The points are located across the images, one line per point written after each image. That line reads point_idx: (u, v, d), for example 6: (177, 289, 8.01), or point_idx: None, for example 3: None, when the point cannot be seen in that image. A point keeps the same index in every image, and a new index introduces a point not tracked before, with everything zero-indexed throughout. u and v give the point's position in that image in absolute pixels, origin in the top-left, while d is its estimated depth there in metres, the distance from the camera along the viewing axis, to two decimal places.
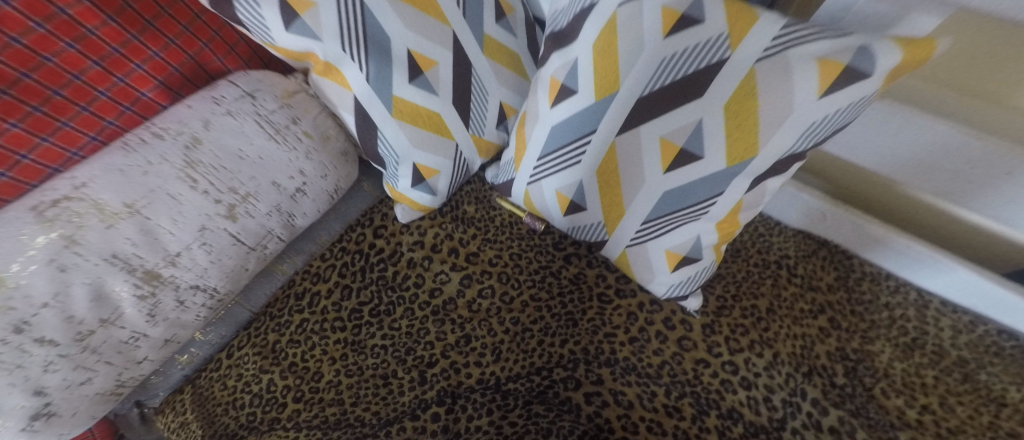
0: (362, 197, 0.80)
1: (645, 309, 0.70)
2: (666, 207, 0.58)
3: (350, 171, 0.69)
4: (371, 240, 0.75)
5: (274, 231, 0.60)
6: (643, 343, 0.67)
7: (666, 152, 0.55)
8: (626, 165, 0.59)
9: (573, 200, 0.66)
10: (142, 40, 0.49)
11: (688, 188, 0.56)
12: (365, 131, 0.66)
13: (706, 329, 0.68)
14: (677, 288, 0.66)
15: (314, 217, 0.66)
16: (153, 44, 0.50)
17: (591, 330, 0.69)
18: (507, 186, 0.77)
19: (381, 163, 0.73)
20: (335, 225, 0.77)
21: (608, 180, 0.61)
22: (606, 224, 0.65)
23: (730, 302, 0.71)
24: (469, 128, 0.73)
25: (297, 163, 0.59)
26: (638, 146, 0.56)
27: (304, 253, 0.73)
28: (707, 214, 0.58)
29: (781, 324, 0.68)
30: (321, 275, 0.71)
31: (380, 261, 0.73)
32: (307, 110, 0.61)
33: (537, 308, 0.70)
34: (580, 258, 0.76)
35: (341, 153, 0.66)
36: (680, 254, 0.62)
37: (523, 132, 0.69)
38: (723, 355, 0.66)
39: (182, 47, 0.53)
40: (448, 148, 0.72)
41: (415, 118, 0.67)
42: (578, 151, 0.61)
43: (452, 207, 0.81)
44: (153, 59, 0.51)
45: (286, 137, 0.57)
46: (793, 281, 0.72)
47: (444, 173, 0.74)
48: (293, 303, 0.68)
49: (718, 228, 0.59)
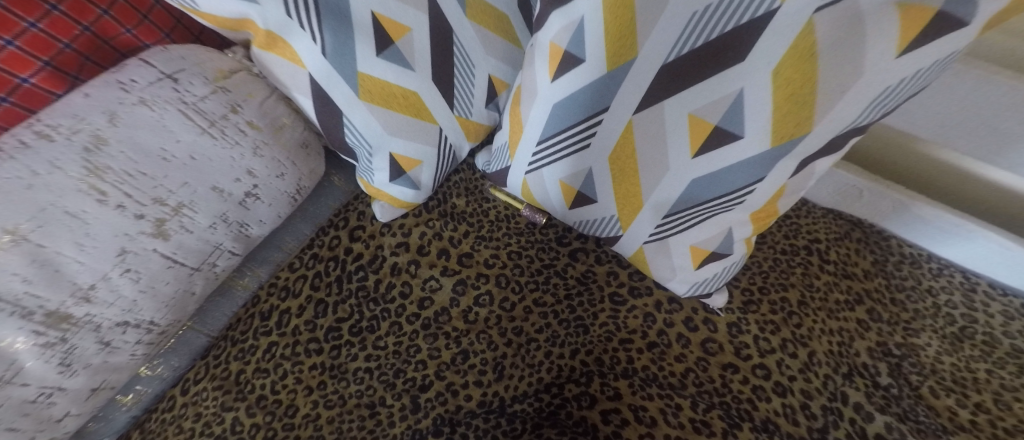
0: (333, 194, 0.70)
1: (663, 310, 0.63)
2: (692, 198, 0.49)
3: (316, 167, 0.58)
4: (348, 245, 0.65)
5: (224, 245, 0.50)
6: (664, 348, 0.60)
7: (695, 132, 0.45)
8: (644, 149, 0.49)
9: (580, 191, 0.58)
10: (8, 5, 0.36)
11: (721, 175, 0.46)
12: (327, 117, 0.55)
13: (732, 329, 0.61)
14: (700, 285, 0.58)
15: (274, 224, 0.55)
16: (25, 11, 0.37)
17: (604, 336, 0.61)
18: (501, 175, 0.67)
19: (353, 155, 0.62)
20: (303, 228, 0.66)
21: (622, 167, 0.52)
22: (620, 218, 0.56)
23: (757, 296, 0.63)
24: (453, 109, 0.62)
25: (243, 161, 0.48)
26: (660, 125, 0.47)
27: (269, 263, 0.63)
28: (742, 204, 0.49)
29: (815, 318, 0.61)
30: (290, 289, 0.61)
31: (359, 269, 0.63)
32: (250, 93, 0.50)
33: (543, 314, 0.62)
34: (588, 255, 0.68)
35: (300, 145, 0.55)
36: (707, 250, 0.54)
37: (518, 112, 0.58)
38: (753, 357, 0.59)
39: (71, 15, 0.40)
40: (430, 133, 0.61)
41: (388, 100, 0.55)
42: (588, 132, 0.52)
43: (439, 201, 0.71)
44: (30, 32, 0.38)
45: (225, 131, 0.46)
46: (825, 269, 0.65)
47: (427, 163, 0.63)
48: (258, 324, 0.59)
49: (752, 219, 0.50)
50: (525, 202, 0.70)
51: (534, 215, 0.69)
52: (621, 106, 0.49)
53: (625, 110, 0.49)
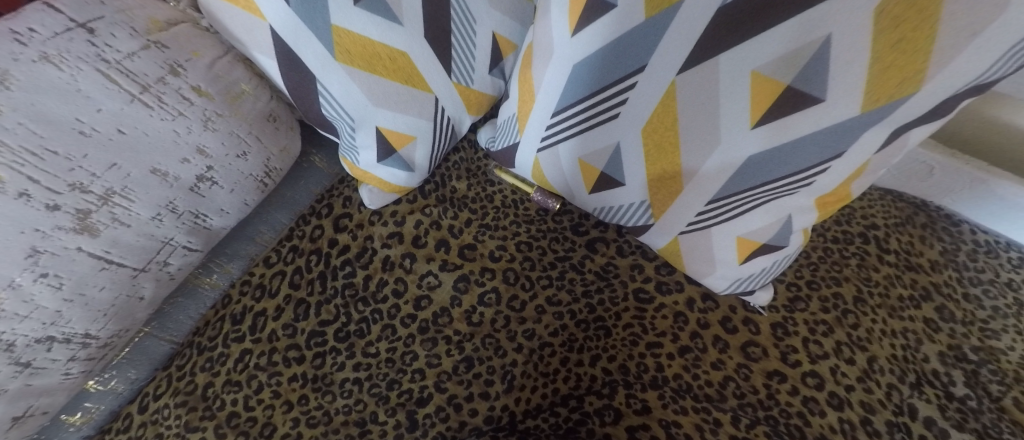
0: (314, 177, 0.60)
1: (696, 308, 0.55)
2: (746, 180, 0.40)
3: (288, 144, 0.49)
4: (332, 237, 0.56)
5: (175, 240, 0.41)
6: (699, 354, 0.52)
7: (759, 94, 0.35)
8: (689, 120, 0.40)
9: (603, 171, 0.49)
10: None
11: (788, 150, 0.37)
12: (298, 84, 0.45)
13: (777, 330, 0.53)
14: (744, 282, 0.50)
15: (239, 213, 0.47)
16: None
17: (629, 340, 0.53)
18: (508, 154, 0.57)
19: (333, 131, 0.52)
20: (279, 217, 0.57)
21: (659, 142, 0.43)
22: (652, 204, 0.48)
23: (805, 291, 0.55)
24: (451, 74, 0.52)
25: (191, 137, 0.38)
26: (712, 88, 0.37)
27: (240, 258, 0.55)
28: (809, 186, 0.39)
29: (874, 318, 0.53)
30: (265, 288, 0.53)
31: (345, 264, 0.55)
32: (196, 51, 0.40)
33: (557, 315, 0.54)
34: (608, 245, 0.59)
35: (266, 118, 0.45)
36: (757, 242, 0.45)
37: (529, 77, 0.49)
38: (803, 364, 0.51)
39: None
40: (424, 105, 0.52)
41: (372, 62, 0.46)
42: (617, 99, 0.43)
43: (437, 185, 0.62)
44: None
45: (164, 97, 0.36)
46: (885, 261, 0.56)
47: (422, 140, 0.54)
48: (229, 329, 0.50)
49: (817, 205, 0.41)
50: (536, 185, 0.61)
51: (547, 200, 0.60)
52: (662, 64, 0.39)
53: (669, 67, 0.38)
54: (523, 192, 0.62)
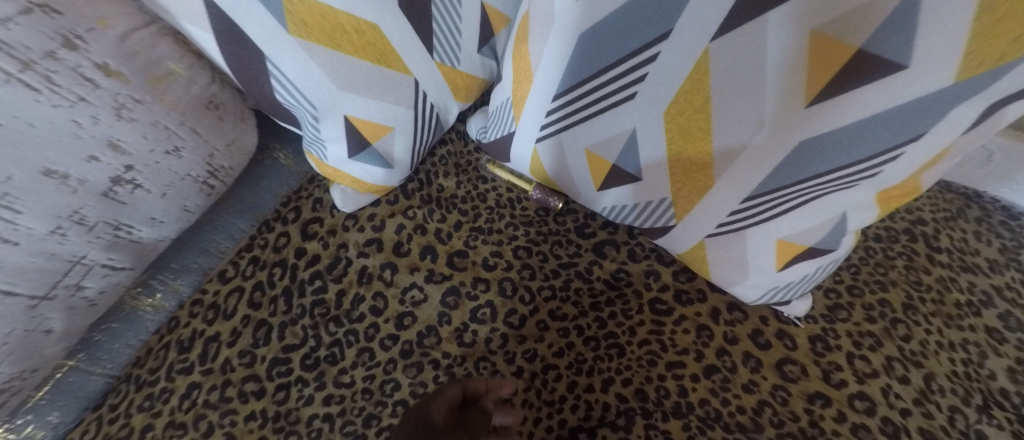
0: (278, 176, 0.52)
1: (722, 320, 0.48)
2: (794, 171, 0.33)
3: (238, 137, 0.41)
4: (299, 245, 0.49)
5: (89, 258, 0.33)
6: (727, 374, 0.45)
7: (817, 63, 0.28)
8: (725, 98, 0.32)
9: (614, 164, 0.42)
10: None
11: (851, 134, 0.30)
12: (243, 64, 0.37)
13: (816, 344, 0.46)
14: (781, 291, 0.43)
15: (177, 222, 0.39)
16: None
17: (646, 360, 0.46)
18: (503, 146, 0.50)
19: (295, 122, 0.44)
20: (238, 224, 0.49)
21: (686, 127, 0.35)
22: (675, 202, 0.40)
23: (846, 299, 0.48)
24: (433, 53, 0.45)
25: (98, 129, 0.30)
26: (758, 57, 0.29)
27: (189, 274, 0.46)
28: (872, 178, 0.32)
29: (929, 328, 0.46)
30: (220, 309, 0.45)
31: (315, 277, 0.48)
32: (102, 18, 0.30)
33: (562, 331, 0.47)
34: (618, 249, 0.52)
35: (207, 105, 0.37)
36: (801, 245, 0.38)
37: (526, 53, 0.41)
38: (849, 384, 0.44)
39: None
40: (402, 89, 0.44)
41: (335, 36, 0.38)
42: (634, 75, 0.35)
43: (423, 184, 0.54)
44: None
45: (56, 77, 0.27)
46: (936, 261, 0.49)
47: (401, 130, 0.47)
48: (175, 359, 0.43)
49: (879, 201, 0.34)
50: (535, 181, 0.53)
51: (547, 198, 0.53)
52: (691, 28, 0.31)
53: (700, 31, 0.31)
54: (519, 190, 0.55)
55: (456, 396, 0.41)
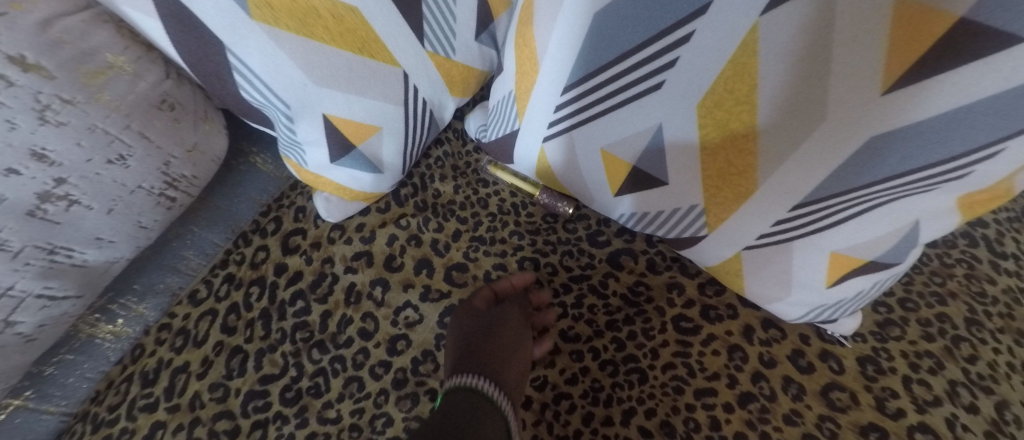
0: (256, 184, 0.47)
1: (756, 340, 0.42)
2: (858, 174, 0.27)
3: (201, 142, 0.36)
4: (279, 261, 0.44)
5: (19, 288, 0.28)
6: (765, 403, 0.39)
7: (901, 39, 0.22)
8: (775, 87, 0.26)
9: (634, 165, 0.36)
10: None
11: (940, 127, 0.24)
12: (201, 56, 0.32)
13: (866, 367, 0.40)
14: (829, 309, 0.37)
15: (131, 241, 0.34)
16: None
17: (672, 387, 0.40)
18: (505, 146, 0.45)
19: (268, 124, 0.39)
20: (210, 238, 0.44)
21: (724, 122, 0.30)
22: (707, 209, 0.35)
23: (899, 314, 0.42)
24: (424, 42, 0.39)
25: (16, 136, 0.24)
26: (822, 35, 0.23)
27: (155, 296, 0.41)
28: (957, 180, 0.26)
29: (998, 348, 0.40)
30: (190, 335, 0.40)
31: (297, 297, 0.43)
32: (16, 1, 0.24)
33: (576, 355, 0.42)
34: (636, 259, 0.46)
35: (160, 106, 0.32)
36: (859, 259, 0.32)
37: (531, 37, 0.36)
38: (907, 414, 0.38)
39: None
40: (389, 83, 0.39)
41: (306, 21, 0.32)
42: (662, 59, 0.30)
43: (417, 189, 0.49)
44: None
45: None
46: (1002, 269, 0.44)
47: (391, 130, 0.41)
48: (138, 394, 0.38)
49: (960, 207, 0.28)
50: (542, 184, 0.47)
51: (556, 203, 0.47)
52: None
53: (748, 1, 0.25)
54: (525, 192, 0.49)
55: (489, 297, 0.45)
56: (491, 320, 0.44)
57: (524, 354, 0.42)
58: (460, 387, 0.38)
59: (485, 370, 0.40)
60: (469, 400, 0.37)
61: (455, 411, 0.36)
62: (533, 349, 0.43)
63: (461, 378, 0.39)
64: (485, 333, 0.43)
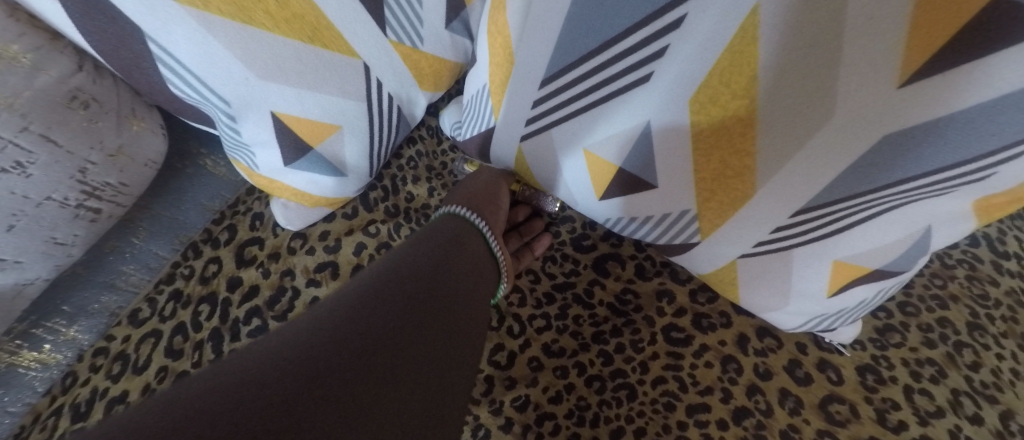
0: (208, 189, 0.42)
1: (751, 350, 0.39)
2: (868, 178, 0.24)
3: (129, 145, 0.32)
4: (232, 274, 0.40)
5: None
6: (761, 419, 0.37)
7: (924, 24, 0.19)
8: (776, 77, 0.23)
9: (620, 167, 0.33)
10: None
11: (965, 126, 0.21)
12: (117, 45, 0.27)
13: (865, 376, 0.38)
14: (829, 318, 0.34)
15: (41, 260, 0.29)
16: None
17: (663, 403, 0.37)
18: (481, 145, 0.41)
19: (211, 124, 0.35)
20: (153, 250, 0.40)
21: (719, 119, 0.27)
22: (699, 214, 0.32)
23: (899, 319, 0.40)
24: (386, 30, 0.35)
25: None
26: (830, 19, 0.20)
27: (90, 317, 0.37)
28: (977, 183, 0.23)
29: (1002, 353, 0.38)
30: (130, 360, 0.36)
31: (253, 314, 0.39)
32: None
33: (560, 371, 0.39)
34: (624, 265, 0.44)
35: (69, 104, 0.28)
36: (863, 268, 0.29)
37: (504, 26, 0.32)
38: (909, 427, 0.36)
39: None
40: (347, 77, 0.34)
41: (242, 4, 0.28)
42: (648, 49, 0.26)
43: (387, 193, 0.45)
44: None
45: None
46: (1003, 269, 0.42)
47: (352, 129, 0.37)
48: (66, 430, 0.33)
49: (977, 211, 0.25)
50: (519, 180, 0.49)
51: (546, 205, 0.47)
52: None
53: None
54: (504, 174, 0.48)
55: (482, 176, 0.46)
56: (486, 179, 0.45)
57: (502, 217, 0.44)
58: (453, 212, 0.40)
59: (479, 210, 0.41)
60: (458, 224, 0.39)
61: (443, 225, 0.38)
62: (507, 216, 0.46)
63: (455, 205, 0.41)
64: (481, 186, 0.44)
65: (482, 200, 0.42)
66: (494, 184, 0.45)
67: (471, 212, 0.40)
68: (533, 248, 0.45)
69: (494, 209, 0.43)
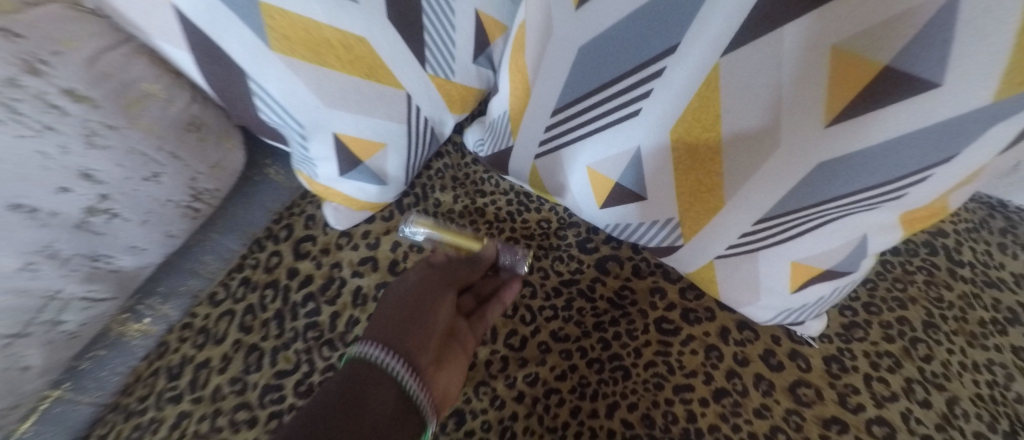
0: (270, 193, 0.51)
1: (731, 340, 0.46)
2: (813, 194, 0.31)
3: (224, 159, 0.40)
4: (291, 266, 0.48)
5: (66, 292, 0.32)
6: (738, 398, 0.43)
7: (840, 81, 0.26)
8: (736, 115, 0.30)
9: (617, 183, 0.40)
10: None
11: (876, 157, 0.27)
12: (227, 83, 0.36)
13: (831, 365, 0.44)
14: (795, 312, 0.41)
15: (161, 248, 0.37)
16: None
17: (653, 383, 0.43)
18: (501, 160, 0.49)
19: (284, 141, 0.43)
20: (228, 243, 0.48)
21: (695, 147, 0.33)
22: (682, 222, 0.38)
23: (863, 317, 0.46)
24: (425, 66, 0.43)
25: (70, 158, 0.28)
26: (771, 76, 0.27)
27: (178, 297, 0.45)
28: (898, 200, 0.30)
29: (951, 348, 0.44)
30: (210, 333, 0.44)
31: (308, 299, 0.46)
32: (68, 41, 0.29)
33: (565, 354, 0.45)
34: (622, 265, 0.50)
35: (188, 127, 0.36)
36: (817, 268, 0.36)
37: (523, 65, 0.40)
38: (866, 408, 0.41)
39: None
40: (394, 104, 0.42)
41: (321, 51, 0.36)
42: (638, 91, 0.33)
43: (417, 199, 0.53)
44: None
45: (19, 105, 0.26)
46: (958, 275, 0.47)
47: (394, 146, 0.45)
48: (164, 387, 0.41)
49: (902, 222, 0.32)
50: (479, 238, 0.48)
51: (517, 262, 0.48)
52: (700, 43, 0.29)
53: (710, 45, 0.29)
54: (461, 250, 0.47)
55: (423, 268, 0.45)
56: (418, 285, 0.42)
57: (443, 313, 0.40)
58: (360, 355, 0.34)
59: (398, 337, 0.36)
60: (364, 372, 0.33)
61: (406, 297, 0.40)
62: (445, 310, 0.41)
63: (366, 344, 0.35)
64: (411, 297, 0.40)
65: (410, 323, 0.38)
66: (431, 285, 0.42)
67: (383, 350, 0.35)
68: (503, 297, 0.46)
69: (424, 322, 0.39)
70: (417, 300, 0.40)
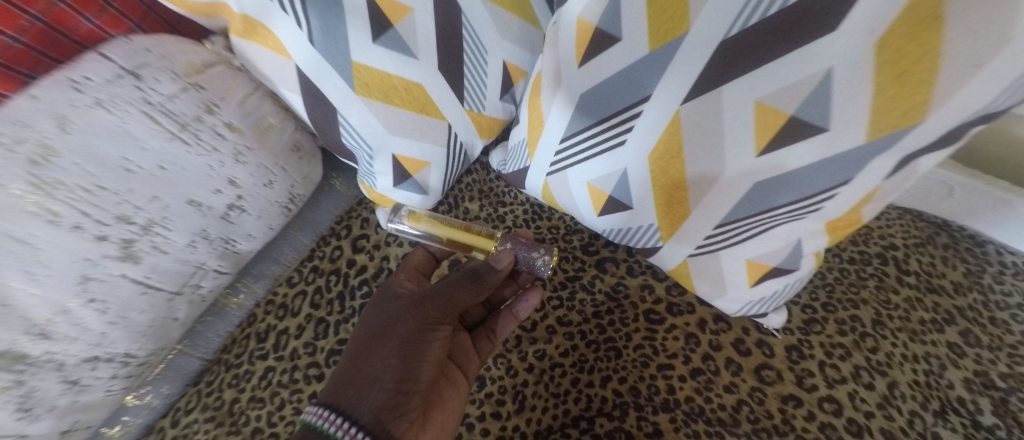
0: (335, 200, 0.64)
1: (708, 330, 0.55)
2: (753, 205, 0.41)
3: (312, 172, 0.54)
4: (350, 257, 0.60)
5: (207, 265, 0.45)
6: (711, 376, 0.51)
7: (764, 125, 0.36)
8: (694, 146, 0.41)
9: (611, 196, 0.50)
10: None
11: (794, 178, 0.38)
12: (322, 116, 0.49)
13: (791, 353, 0.52)
14: (756, 305, 0.50)
15: (265, 238, 0.50)
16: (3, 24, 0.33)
17: (640, 361, 0.53)
18: (519, 177, 0.60)
19: (353, 159, 0.55)
20: (302, 238, 0.61)
21: (666, 169, 0.44)
22: (661, 226, 0.49)
23: (821, 314, 0.54)
24: (463, 103, 0.55)
25: (223, 169, 0.43)
26: (715, 119, 0.38)
27: (264, 278, 0.58)
28: (818, 211, 0.39)
29: (895, 342, 0.52)
30: (288, 308, 0.56)
31: (363, 283, 0.58)
32: (228, 90, 0.45)
33: (568, 335, 0.55)
34: (618, 265, 0.60)
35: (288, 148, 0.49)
36: (766, 265, 0.45)
37: (538, 103, 0.52)
38: (820, 388, 0.50)
39: (51, 24, 0.35)
40: (438, 131, 0.54)
41: (389, 94, 0.48)
42: (623, 126, 0.45)
43: (450, 207, 0.64)
44: (10, 47, 0.34)
45: (200, 134, 0.41)
46: (905, 282, 0.56)
47: (436, 165, 0.57)
48: (254, 347, 0.53)
49: (828, 229, 0.41)
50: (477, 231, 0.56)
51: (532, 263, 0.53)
52: (666, 95, 0.40)
53: (673, 97, 0.40)
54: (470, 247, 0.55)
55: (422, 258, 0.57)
56: (397, 328, 0.47)
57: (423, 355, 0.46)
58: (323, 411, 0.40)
59: (356, 402, 0.41)
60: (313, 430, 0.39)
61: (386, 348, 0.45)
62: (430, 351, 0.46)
63: (327, 401, 0.41)
64: (396, 344, 0.45)
65: (384, 368, 0.43)
66: (412, 329, 0.46)
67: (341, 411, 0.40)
68: (516, 309, 0.54)
69: (393, 379, 0.43)
70: (399, 340, 0.46)
